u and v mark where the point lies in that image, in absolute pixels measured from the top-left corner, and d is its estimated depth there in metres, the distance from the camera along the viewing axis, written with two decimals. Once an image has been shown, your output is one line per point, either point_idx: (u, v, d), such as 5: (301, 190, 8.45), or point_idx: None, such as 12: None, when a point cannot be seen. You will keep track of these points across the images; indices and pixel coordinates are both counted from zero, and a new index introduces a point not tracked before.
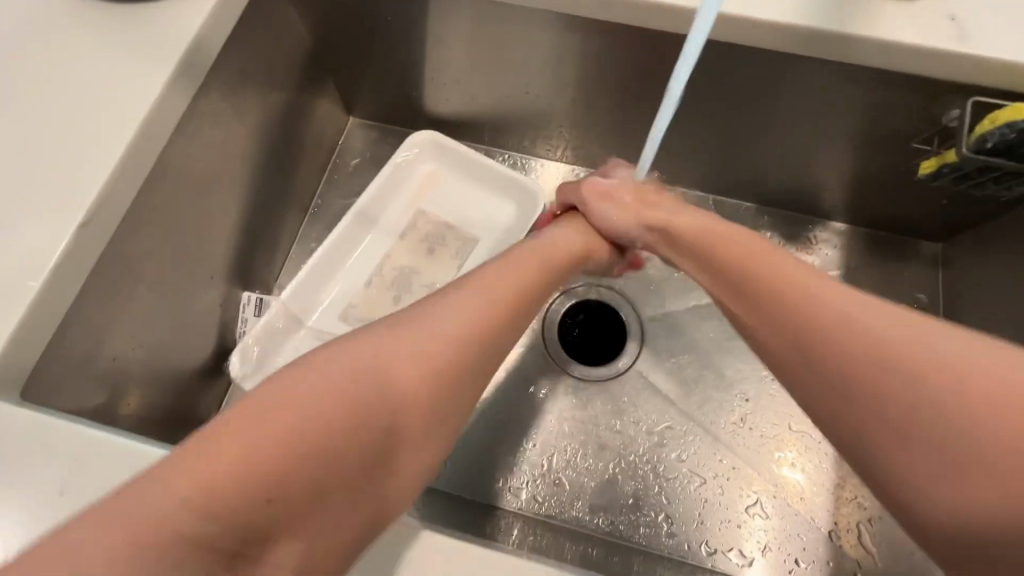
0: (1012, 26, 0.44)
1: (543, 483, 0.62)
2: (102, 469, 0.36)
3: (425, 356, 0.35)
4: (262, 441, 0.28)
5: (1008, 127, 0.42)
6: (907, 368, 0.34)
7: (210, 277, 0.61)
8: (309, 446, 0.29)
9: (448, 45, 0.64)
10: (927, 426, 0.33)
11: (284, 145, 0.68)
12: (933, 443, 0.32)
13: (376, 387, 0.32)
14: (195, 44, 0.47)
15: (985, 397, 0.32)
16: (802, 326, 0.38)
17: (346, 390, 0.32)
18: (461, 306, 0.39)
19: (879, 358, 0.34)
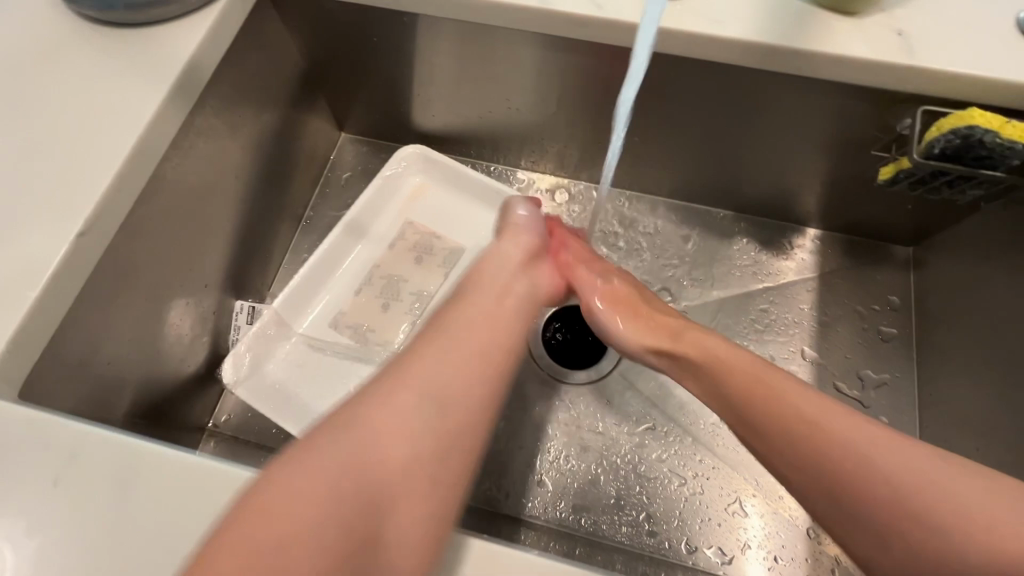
0: (954, 39, 0.47)
1: (515, 479, 0.64)
2: (103, 464, 0.38)
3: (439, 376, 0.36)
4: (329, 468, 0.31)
5: (953, 133, 0.45)
6: (880, 481, 0.36)
7: (204, 285, 0.63)
8: (366, 466, 0.32)
9: (432, 65, 0.68)
10: (889, 534, 0.35)
11: (276, 160, 0.71)
12: (889, 547, 0.35)
13: (397, 409, 0.34)
14: (191, 64, 0.50)
15: (943, 509, 0.34)
16: (783, 440, 0.39)
17: (377, 421, 0.34)
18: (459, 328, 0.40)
19: (868, 484, 0.36)
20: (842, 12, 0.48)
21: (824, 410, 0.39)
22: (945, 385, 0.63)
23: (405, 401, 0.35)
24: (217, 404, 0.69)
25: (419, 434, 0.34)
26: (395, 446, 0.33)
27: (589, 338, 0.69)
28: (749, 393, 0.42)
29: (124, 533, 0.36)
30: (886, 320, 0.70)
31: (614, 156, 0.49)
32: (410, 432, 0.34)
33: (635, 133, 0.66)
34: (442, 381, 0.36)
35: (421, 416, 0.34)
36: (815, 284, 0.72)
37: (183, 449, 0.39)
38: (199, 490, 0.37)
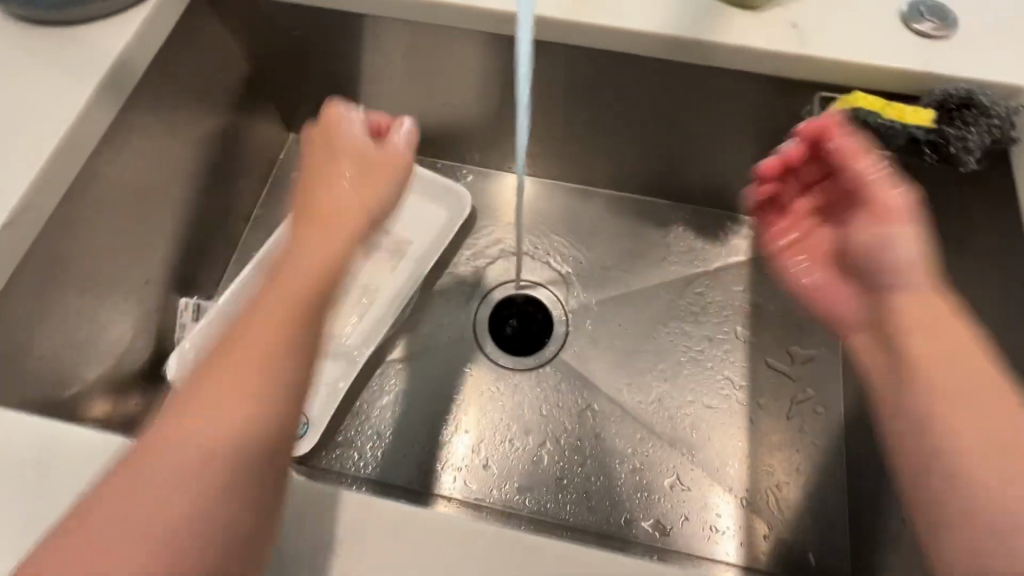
0: (846, 30, 0.51)
1: (461, 463, 0.66)
2: (49, 450, 0.38)
3: (170, 436, 0.31)
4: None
5: (843, 115, 0.48)
6: (924, 329, 0.36)
7: (145, 282, 0.63)
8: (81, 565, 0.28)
9: (370, 64, 0.69)
10: (991, 394, 0.33)
11: (222, 158, 0.71)
12: (991, 406, 0.33)
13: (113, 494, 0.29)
14: (120, 63, 0.51)
15: (950, 363, 0.35)
16: (932, 329, 0.36)
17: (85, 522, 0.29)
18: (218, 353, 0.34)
19: (939, 345, 0.35)
20: (744, 7, 0.52)
21: (935, 309, 0.37)
22: None
23: (122, 483, 0.30)
24: None
25: (150, 511, 0.29)
26: (117, 534, 0.28)
27: (512, 323, 0.74)
28: (882, 251, 0.40)
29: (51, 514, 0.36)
30: None
31: (524, 143, 0.51)
32: (133, 512, 0.29)
33: (569, 124, 0.69)
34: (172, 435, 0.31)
35: (152, 489, 0.29)
36: (750, 268, 0.75)
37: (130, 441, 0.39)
38: None
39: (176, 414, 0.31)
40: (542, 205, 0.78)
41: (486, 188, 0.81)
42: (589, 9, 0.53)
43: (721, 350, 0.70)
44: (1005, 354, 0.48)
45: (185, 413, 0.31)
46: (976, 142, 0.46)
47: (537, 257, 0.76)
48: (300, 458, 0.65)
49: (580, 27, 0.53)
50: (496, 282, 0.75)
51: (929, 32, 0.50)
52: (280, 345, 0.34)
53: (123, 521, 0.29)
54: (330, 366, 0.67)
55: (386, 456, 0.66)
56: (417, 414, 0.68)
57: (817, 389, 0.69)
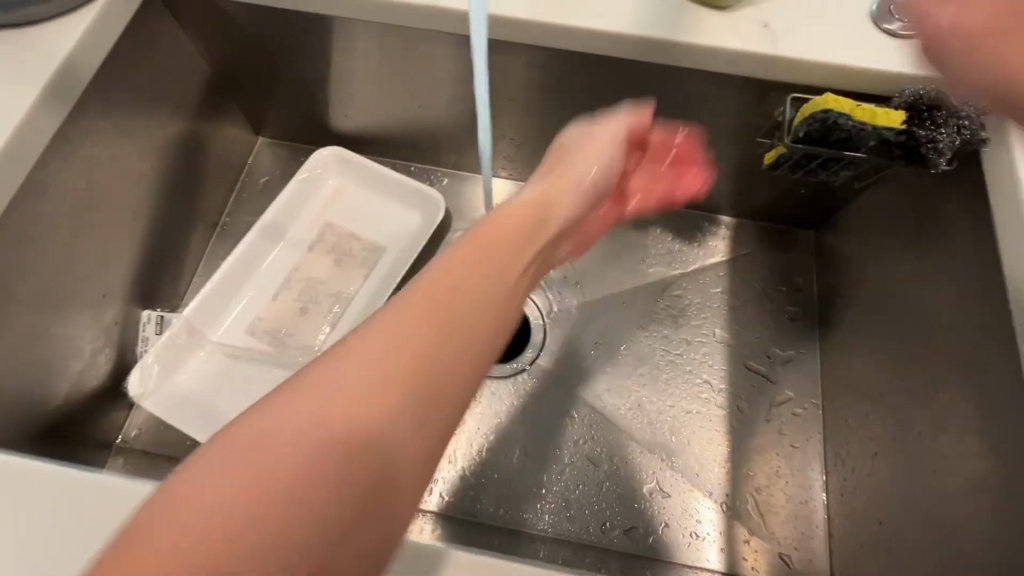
0: (815, 31, 0.50)
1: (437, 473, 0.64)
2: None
3: (320, 454, 0.24)
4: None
5: (814, 117, 0.48)
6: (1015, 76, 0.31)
7: (103, 295, 0.61)
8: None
9: (337, 66, 0.67)
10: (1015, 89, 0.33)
11: (186, 165, 0.69)
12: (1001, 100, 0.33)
13: (225, 516, 0.22)
14: (66, 67, 0.49)
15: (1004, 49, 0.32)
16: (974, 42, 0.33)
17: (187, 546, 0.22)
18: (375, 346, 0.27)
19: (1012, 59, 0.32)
20: (714, 7, 0.51)
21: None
22: (842, 361, 0.65)
23: (235, 501, 0.23)
24: (126, 419, 0.66)
25: (282, 554, 0.22)
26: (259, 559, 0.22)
27: None
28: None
29: None
30: (792, 300, 0.72)
31: (489, 147, 0.50)
32: (272, 538, 0.23)
33: (543, 128, 0.67)
34: (321, 439, 0.25)
35: (311, 509, 0.23)
36: (728, 269, 0.74)
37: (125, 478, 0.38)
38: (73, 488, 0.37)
39: (367, 409, 0.26)
40: None
41: (461, 192, 0.80)
42: (556, 10, 0.51)
43: (699, 353, 0.70)
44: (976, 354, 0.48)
45: (364, 410, 0.26)
46: (946, 143, 0.46)
47: None
48: None
49: (548, 28, 0.51)
50: None
51: (899, 32, 0.50)
52: (467, 321, 0.29)
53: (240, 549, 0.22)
54: None
55: (462, 492, 0.63)
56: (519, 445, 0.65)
57: (794, 391, 0.68)
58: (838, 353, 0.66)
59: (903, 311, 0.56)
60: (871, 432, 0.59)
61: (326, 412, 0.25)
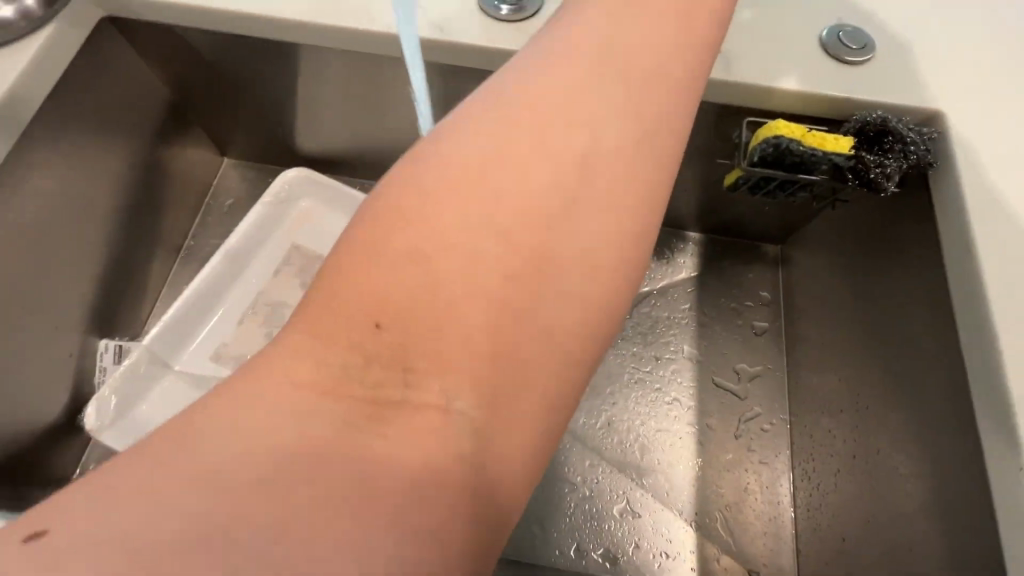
0: (768, 57, 0.51)
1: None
2: None
3: (474, 244, 0.24)
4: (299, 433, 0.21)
5: (766, 143, 0.49)
6: None
7: (56, 329, 0.59)
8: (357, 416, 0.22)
9: (299, 88, 0.66)
10: None
11: (146, 190, 0.68)
12: None
13: (404, 309, 0.23)
14: (13, 103, 0.48)
15: None
16: None
17: (355, 366, 0.22)
18: (519, 132, 0.26)
19: None
20: None
21: None
22: (807, 376, 0.66)
23: (413, 299, 0.23)
24: (83, 454, 0.64)
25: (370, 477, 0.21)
26: (443, 364, 0.23)
27: None
28: None
29: None
30: (758, 315, 0.73)
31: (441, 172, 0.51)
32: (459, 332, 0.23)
33: None
34: (456, 265, 0.23)
35: (451, 343, 0.23)
36: (695, 285, 0.75)
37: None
38: None
39: (524, 201, 0.25)
40: None
41: None
42: (511, 36, 0.52)
43: (668, 370, 0.70)
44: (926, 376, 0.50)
45: (520, 200, 0.25)
46: (894, 168, 0.46)
47: None
48: None
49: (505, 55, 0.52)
50: None
51: (844, 56, 0.51)
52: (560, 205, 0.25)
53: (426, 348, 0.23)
54: None
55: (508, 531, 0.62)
56: (559, 469, 0.65)
57: (762, 406, 0.69)
58: (805, 369, 0.67)
59: (861, 331, 0.58)
60: (836, 447, 0.60)
61: (479, 205, 0.24)
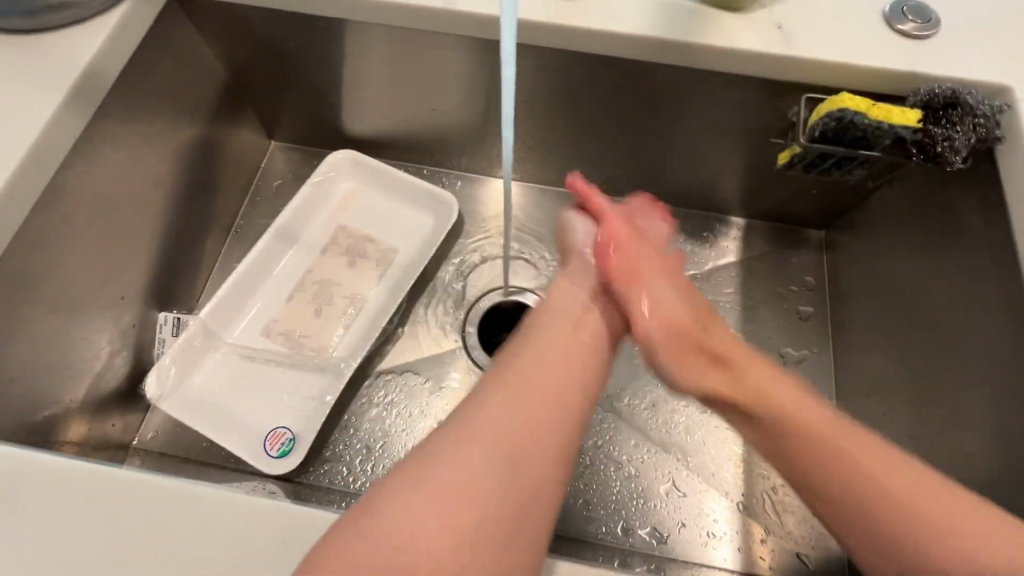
0: (830, 33, 0.51)
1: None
2: (29, 481, 0.37)
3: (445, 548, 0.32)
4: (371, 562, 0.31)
5: (829, 117, 0.49)
6: None
7: (120, 298, 0.61)
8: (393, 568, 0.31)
9: (350, 70, 0.67)
10: None
11: (201, 168, 0.69)
12: None
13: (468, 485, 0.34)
14: (89, 75, 0.50)
15: None
16: None
17: (402, 531, 0.32)
18: (524, 372, 0.41)
19: None
20: (730, 9, 0.52)
21: None
22: (855, 360, 0.66)
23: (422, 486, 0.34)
24: (142, 422, 0.66)
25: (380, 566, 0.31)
26: (454, 540, 0.32)
27: (503, 335, 0.73)
28: None
29: (26, 541, 0.36)
30: (803, 300, 0.73)
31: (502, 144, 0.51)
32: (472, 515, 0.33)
33: (557, 132, 0.68)
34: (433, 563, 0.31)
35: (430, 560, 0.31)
36: (739, 269, 0.74)
37: (155, 473, 0.38)
38: (51, 477, 0.38)
39: (505, 430, 0.37)
40: (529, 210, 0.78)
41: (473, 196, 0.80)
42: (572, 11, 0.52)
43: None
44: (992, 354, 0.49)
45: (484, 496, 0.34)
46: (962, 142, 0.47)
47: (523, 261, 0.75)
48: (288, 476, 0.64)
49: (565, 29, 0.53)
50: (485, 289, 0.74)
51: (912, 32, 0.50)
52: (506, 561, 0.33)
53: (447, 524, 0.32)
54: (316, 377, 0.67)
55: None
56: (603, 449, 0.65)
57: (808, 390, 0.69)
58: (853, 355, 0.66)
59: (919, 311, 0.57)
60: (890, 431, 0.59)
61: (506, 422, 0.37)
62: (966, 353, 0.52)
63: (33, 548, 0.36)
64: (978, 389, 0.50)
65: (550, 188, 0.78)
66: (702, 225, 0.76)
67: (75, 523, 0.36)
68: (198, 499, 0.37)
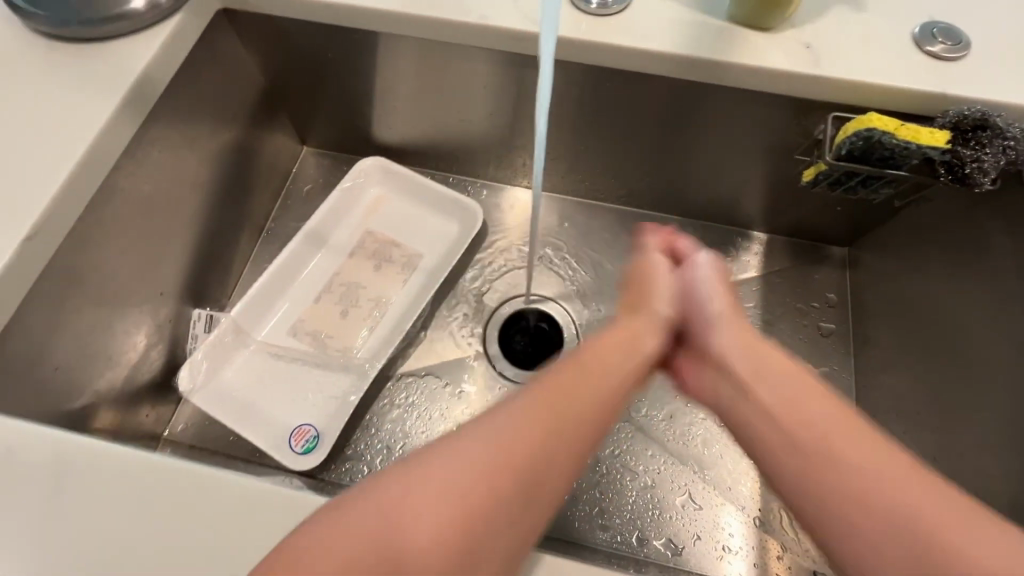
0: (858, 54, 0.51)
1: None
2: (74, 466, 0.40)
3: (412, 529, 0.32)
4: (336, 555, 0.31)
5: (856, 136, 0.49)
6: None
7: (158, 294, 0.64)
8: (375, 558, 0.32)
9: (384, 81, 0.69)
10: None
11: (238, 171, 0.72)
12: None
13: (461, 489, 0.34)
14: (143, 82, 0.53)
15: None
16: None
17: (391, 506, 0.33)
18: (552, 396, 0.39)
19: None
20: (760, 29, 0.53)
21: None
22: (877, 377, 0.66)
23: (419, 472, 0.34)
24: (173, 414, 0.68)
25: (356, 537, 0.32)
26: (438, 527, 0.32)
27: (522, 341, 0.74)
28: None
29: (71, 520, 0.38)
30: (824, 317, 0.72)
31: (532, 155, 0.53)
32: (471, 525, 0.33)
33: (582, 145, 0.69)
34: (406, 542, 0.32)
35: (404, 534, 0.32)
36: (760, 284, 0.74)
37: (192, 461, 0.40)
38: (93, 463, 0.40)
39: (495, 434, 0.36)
40: (552, 219, 0.79)
41: (497, 204, 0.82)
42: (602, 28, 0.54)
43: None
44: (1020, 376, 0.49)
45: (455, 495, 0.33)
46: (991, 164, 0.47)
47: (545, 270, 0.76)
48: (310, 472, 0.65)
49: (594, 45, 0.54)
50: (506, 296, 0.75)
51: (942, 53, 0.50)
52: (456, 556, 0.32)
53: (420, 526, 0.33)
54: (340, 377, 0.69)
55: (568, 515, 0.64)
56: (620, 459, 0.66)
57: None
58: (875, 375, 0.66)
59: (944, 331, 0.57)
60: (913, 450, 0.59)
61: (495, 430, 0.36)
62: (995, 374, 0.51)
63: (77, 526, 0.38)
64: (1002, 412, 0.50)
65: (574, 198, 0.79)
66: (724, 240, 0.76)
67: (116, 507, 0.38)
68: (232, 489, 0.38)
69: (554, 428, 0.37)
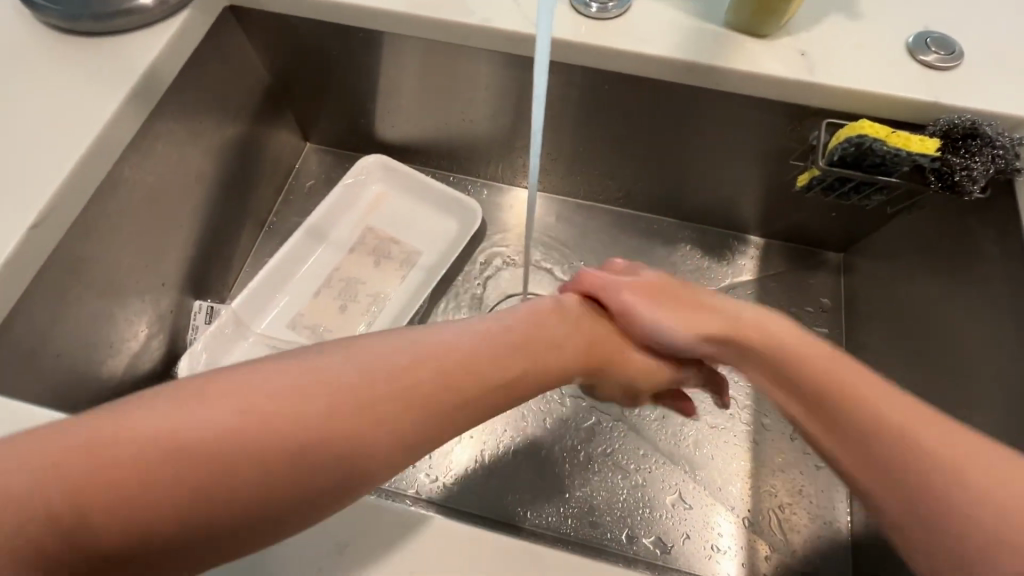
0: (853, 61, 0.52)
1: (459, 464, 0.67)
2: None
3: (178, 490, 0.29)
4: (81, 481, 0.28)
5: (848, 142, 0.50)
6: None
7: (161, 284, 0.65)
8: (116, 497, 0.28)
9: (387, 79, 0.70)
10: None
11: (242, 166, 0.73)
12: None
13: (306, 451, 0.32)
14: (150, 77, 0.54)
15: None
16: None
17: (172, 449, 0.30)
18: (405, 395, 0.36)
19: None
20: (756, 36, 0.54)
21: None
22: None
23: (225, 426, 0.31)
24: None
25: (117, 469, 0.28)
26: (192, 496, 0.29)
27: None
28: None
29: None
30: (817, 321, 0.73)
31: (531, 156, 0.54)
32: (235, 504, 0.30)
33: (581, 146, 0.70)
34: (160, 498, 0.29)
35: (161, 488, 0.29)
36: (754, 287, 0.75)
37: None
38: None
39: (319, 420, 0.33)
40: (550, 219, 0.80)
41: (497, 204, 0.82)
42: (601, 31, 0.55)
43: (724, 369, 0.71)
44: (1006, 380, 0.49)
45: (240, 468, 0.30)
46: (981, 172, 0.47)
47: (542, 270, 0.77)
48: None
49: (593, 48, 0.55)
50: (503, 294, 0.76)
51: (935, 63, 0.51)
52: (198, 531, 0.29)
53: (184, 490, 0.29)
54: None
55: (560, 511, 0.64)
56: (612, 457, 0.67)
57: None
58: None
59: (934, 336, 0.57)
60: None
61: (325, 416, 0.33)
62: (982, 378, 0.52)
63: None
64: (989, 417, 0.50)
65: (572, 198, 0.80)
66: (720, 243, 0.77)
67: None
68: None
69: (439, 402, 0.36)
